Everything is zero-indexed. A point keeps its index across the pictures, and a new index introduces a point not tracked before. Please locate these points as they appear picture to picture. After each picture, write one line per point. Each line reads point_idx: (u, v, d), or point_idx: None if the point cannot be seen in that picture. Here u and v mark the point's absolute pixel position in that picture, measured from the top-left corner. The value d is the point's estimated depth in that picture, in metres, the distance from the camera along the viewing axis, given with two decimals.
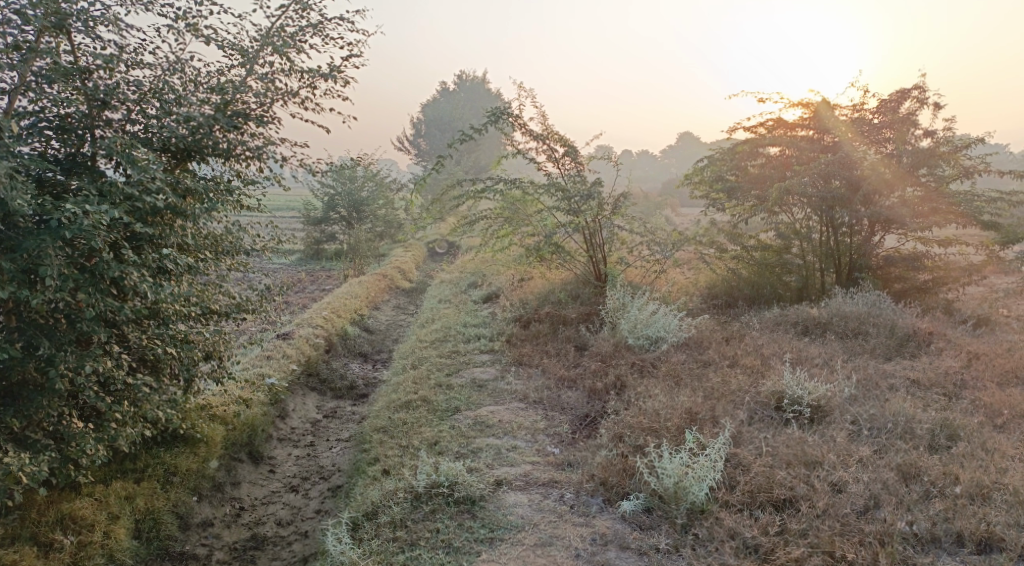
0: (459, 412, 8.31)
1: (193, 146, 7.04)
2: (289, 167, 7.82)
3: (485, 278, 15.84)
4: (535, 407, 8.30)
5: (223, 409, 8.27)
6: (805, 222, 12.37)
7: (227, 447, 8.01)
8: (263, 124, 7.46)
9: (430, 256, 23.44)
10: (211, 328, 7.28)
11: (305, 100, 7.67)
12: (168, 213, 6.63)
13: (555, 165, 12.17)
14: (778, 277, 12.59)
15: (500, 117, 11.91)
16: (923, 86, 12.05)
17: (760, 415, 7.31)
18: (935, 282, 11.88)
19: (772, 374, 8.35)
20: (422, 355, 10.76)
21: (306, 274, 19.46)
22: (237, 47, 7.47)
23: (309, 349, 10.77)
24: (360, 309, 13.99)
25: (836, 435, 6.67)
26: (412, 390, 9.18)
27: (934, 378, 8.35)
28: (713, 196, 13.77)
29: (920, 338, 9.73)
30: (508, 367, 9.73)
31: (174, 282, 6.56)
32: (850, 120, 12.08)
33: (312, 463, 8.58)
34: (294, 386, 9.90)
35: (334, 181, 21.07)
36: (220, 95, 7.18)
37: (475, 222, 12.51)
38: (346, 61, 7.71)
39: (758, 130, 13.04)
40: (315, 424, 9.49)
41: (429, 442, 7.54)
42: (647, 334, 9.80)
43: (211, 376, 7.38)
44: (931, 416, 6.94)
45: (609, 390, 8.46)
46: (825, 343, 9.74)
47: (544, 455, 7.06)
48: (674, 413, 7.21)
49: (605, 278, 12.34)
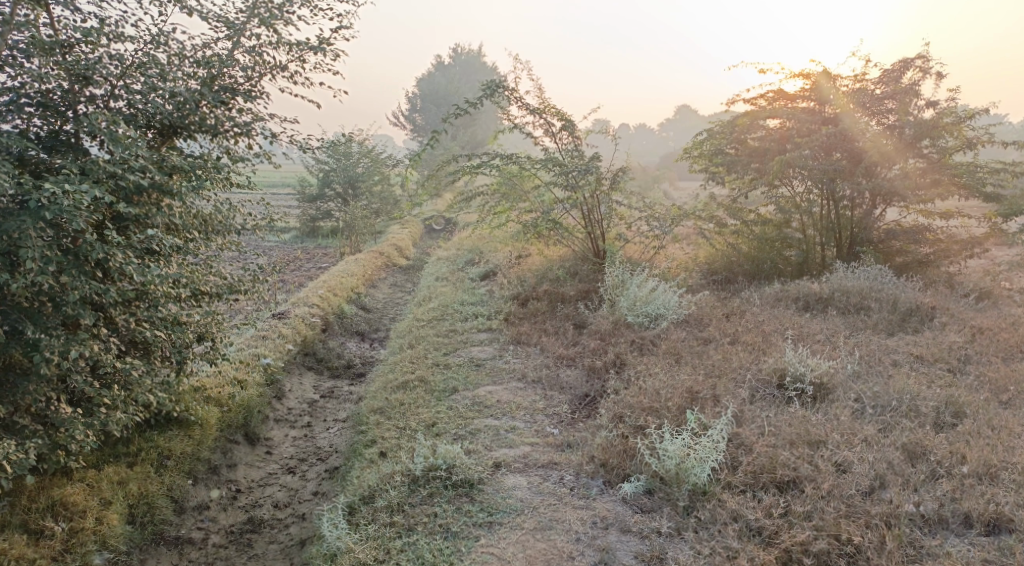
0: (456, 392, 8.21)
1: (179, 123, 6.90)
2: (280, 144, 7.64)
3: (482, 255, 15.70)
4: (534, 387, 8.19)
5: (217, 391, 8.16)
6: (806, 195, 12.21)
7: (223, 429, 7.91)
8: (252, 99, 7.29)
9: (428, 233, 23.28)
10: (203, 310, 7.13)
11: (294, 74, 7.48)
12: (154, 192, 6.46)
13: (553, 140, 11.96)
14: (778, 252, 12.45)
15: (496, 90, 11.67)
16: (926, 55, 11.81)
17: (762, 394, 7.20)
18: (937, 255, 11.75)
19: (773, 351, 8.25)
20: (419, 334, 10.64)
21: (302, 251, 19.30)
22: (224, 20, 7.26)
23: (306, 328, 10.65)
24: (357, 287, 13.85)
25: (840, 414, 6.57)
26: (410, 370, 9.07)
27: (938, 353, 8.25)
28: (712, 169, 13.57)
29: (923, 313, 9.62)
30: (506, 346, 9.61)
31: (162, 263, 6.40)
32: (851, 91, 11.86)
33: (309, 445, 8.50)
34: (291, 366, 9.79)
35: (329, 157, 20.85)
36: (206, 69, 7.03)
37: (472, 199, 12.33)
38: (335, 32, 7.51)
39: (759, 103, 12.75)
40: (312, 405, 9.39)
41: (427, 423, 7.43)
42: (646, 311, 9.67)
43: (205, 358, 7.25)
44: (935, 393, 6.84)
45: (608, 368, 8.35)
46: (826, 319, 9.63)
47: (543, 436, 6.96)
48: (675, 392, 7.11)
49: (604, 254, 12.20)
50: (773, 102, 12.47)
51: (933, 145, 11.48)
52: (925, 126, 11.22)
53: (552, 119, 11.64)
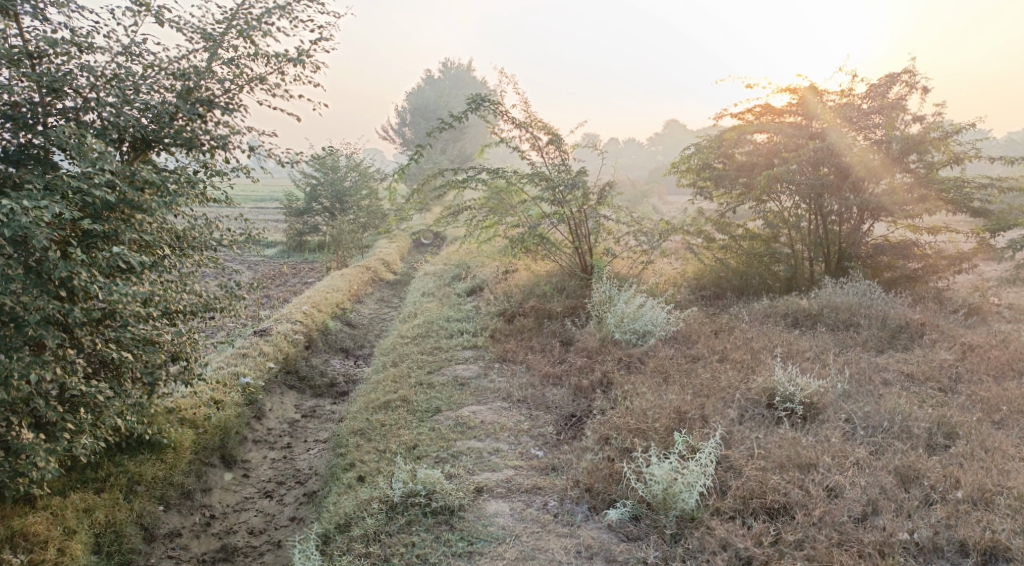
0: (439, 412, 8.01)
1: (153, 136, 6.74)
2: (257, 158, 7.47)
3: (469, 270, 15.52)
4: (519, 407, 8.00)
5: (192, 412, 7.95)
6: (794, 210, 12.11)
7: (198, 452, 7.68)
8: (229, 113, 7.11)
9: (416, 247, 23.09)
10: (177, 329, 6.98)
11: (274, 87, 7.32)
12: (123, 208, 6.26)
13: (539, 154, 11.83)
14: (767, 267, 12.34)
15: (481, 104, 11.53)
16: (912, 69, 11.78)
17: (751, 413, 7.04)
18: (926, 270, 11.66)
19: (763, 370, 8.10)
20: (403, 351, 10.44)
21: (288, 266, 19.08)
22: (202, 32, 7.11)
23: (288, 345, 10.42)
24: (342, 303, 13.62)
25: (830, 435, 6.41)
26: (392, 389, 8.87)
27: (929, 371, 8.13)
28: (700, 184, 13.47)
29: (913, 330, 9.50)
30: (492, 364, 9.42)
31: (130, 281, 6.20)
32: (838, 106, 11.81)
33: (288, 467, 8.28)
34: (271, 385, 9.56)
35: (316, 171, 20.68)
36: (183, 82, 6.87)
37: (458, 213, 12.17)
38: (315, 44, 7.37)
39: (746, 117, 12.72)
40: (293, 425, 9.17)
41: (408, 445, 7.23)
42: (634, 328, 9.51)
43: (179, 379, 7.06)
44: (927, 413, 6.71)
45: (595, 387, 8.17)
46: (815, 335, 9.50)
47: (527, 459, 6.78)
48: (662, 412, 6.94)
49: (591, 270, 12.05)
50: (760, 116, 12.40)
51: (921, 160, 11.43)
52: (912, 141, 11.17)
53: (539, 133, 11.50)
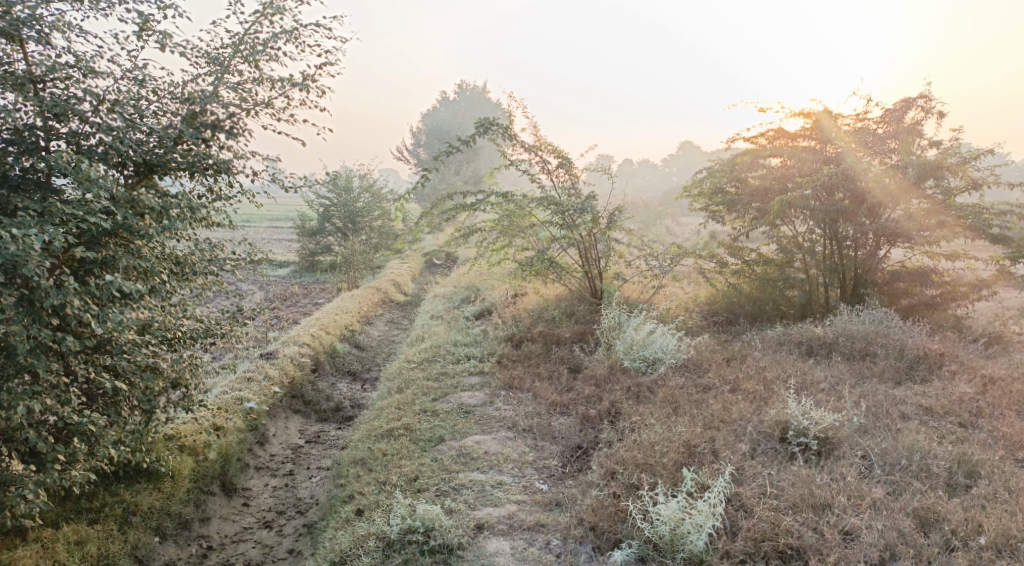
0: (443, 442, 7.82)
1: (157, 161, 6.61)
2: (261, 182, 7.36)
3: (479, 292, 15.37)
4: (524, 437, 7.80)
5: (192, 438, 7.80)
6: (808, 236, 11.92)
7: (196, 480, 7.53)
8: (233, 137, 7.01)
9: (428, 268, 22.96)
10: (177, 355, 6.88)
11: (278, 111, 7.22)
12: (121, 234, 6.20)
13: (549, 177, 11.69)
14: (780, 293, 12.12)
15: (490, 128, 11.44)
16: (929, 94, 11.60)
17: (763, 447, 6.82)
18: (943, 298, 11.41)
19: (775, 401, 7.88)
20: (409, 376, 10.27)
21: (299, 286, 19.00)
22: (209, 56, 7.05)
23: (294, 368, 10.28)
24: (351, 324, 13.48)
25: (846, 473, 6.18)
26: (395, 417, 8.69)
27: (948, 405, 7.87)
28: (712, 208, 13.29)
29: (931, 360, 9.24)
30: (498, 391, 9.23)
31: (125, 310, 6.15)
32: (853, 130, 11.65)
33: (289, 495, 8.12)
34: (276, 410, 9.41)
35: (329, 191, 20.67)
36: (188, 107, 6.79)
37: (467, 236, 12.04)
38: (320, 68, 7.28)
39: (759, 141, 12.57)
40: (296, 451, 9.01)
41: (409, 477, 7.05)
42: (643, 356, 9.31)
43: (178, 406, 6.93)
44: (947, 450, 6.47)
45: (603, 417, 7.97)
46: (830, 365, 9.26)
47: (531, 493, 6.59)
48: (671, 445, 6.72)
49: (602, 295, 11.86)
50: (774, 140, 12.25)
51: (938, 186, 11.21)
52: (929, 166, 10.96)
53: (548, 157, 11.38)
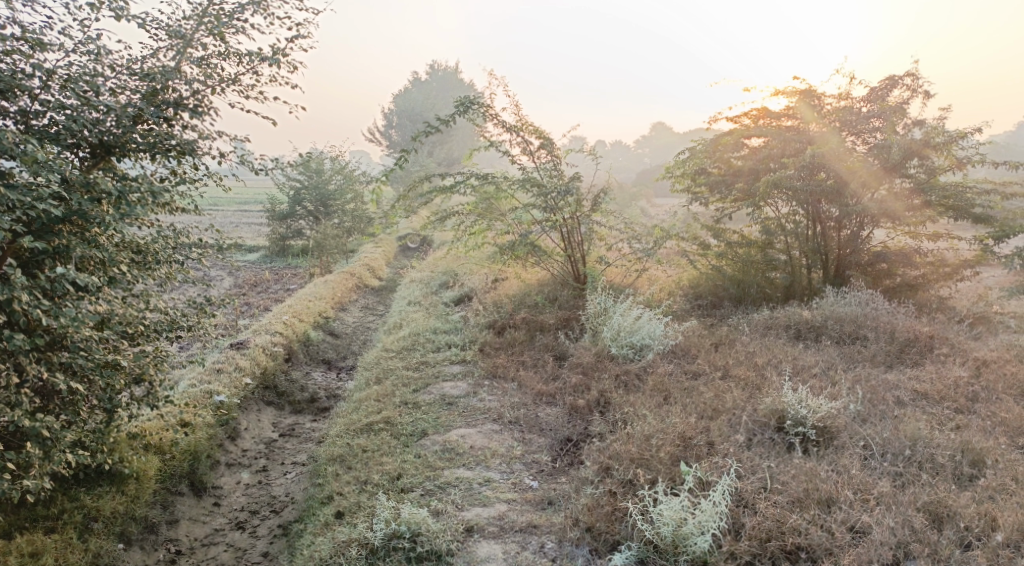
0: (426, 436, 7.47)
1: (112, 141, 6.14)
2: (228, 163, 6.89)
3: (457, 277, 14.96)
4: (511, 429, 7.48)
5: (158, 437, 7.43)
6: (791, 217, 11.69)
7: (163, 481, 7.21)
8: (198, 116, 6.54)
9: (403, 252, 22.39)
10: (138, 349, 6.49)
11: (247, 88, 6.77)
12: (74, 220, 5.77)
13: (531, 158, 11.30)
14: (763, 275, 11.76)
15: (470, 107, 11.00)
16: (914, 72, 11.37)
17: (759, 438, 6.57)
18: (926, 278, 11.26)
19: (768, 389, 7.62)
20: (387, 366, 9.88)
21: (269, 272, 18.40)
22: (170, 29, 6.55)
23: (266, 359, 9.81)
24: (325, 311, 13.01)
25: (849, 464, 5.96)
26: (375, 410, 8.31)
27: (944, 390, 7.64)
28: (694, 190, 12.94)
29: (923, 343, 9.01)
30: (482, 382, 8.87)
31: (78, 305, 5.79)
32: (837, 109, 11.39)
33: (263, 493, 7.79)
34: (248, 402, 8.98)
35: (299, 174, 20.09)
36: (148, 83, 6.31)
37: (445, 219, 11.61)
38: (291, 42, 6.81)
39: (742, 121, 12.26)
40: (270, 445, 8.62)
41: (392, 476, 6.70)
42: (631, 342, 9.00)
43: (144, 403, 6.57)
44: (949, 439, 6.27)
45: (592, 408, 7.66)
46: (820, 349, 9.03)
47: (521, 491, 6.33)
48: (666, 438, 6.45)
49: (585, 279, 11.50)
50: (758, 120, 11.95)
51: (921, 165, 11.00)
52: (913, 145, 10.74)
53: (530, 137, 10.99)
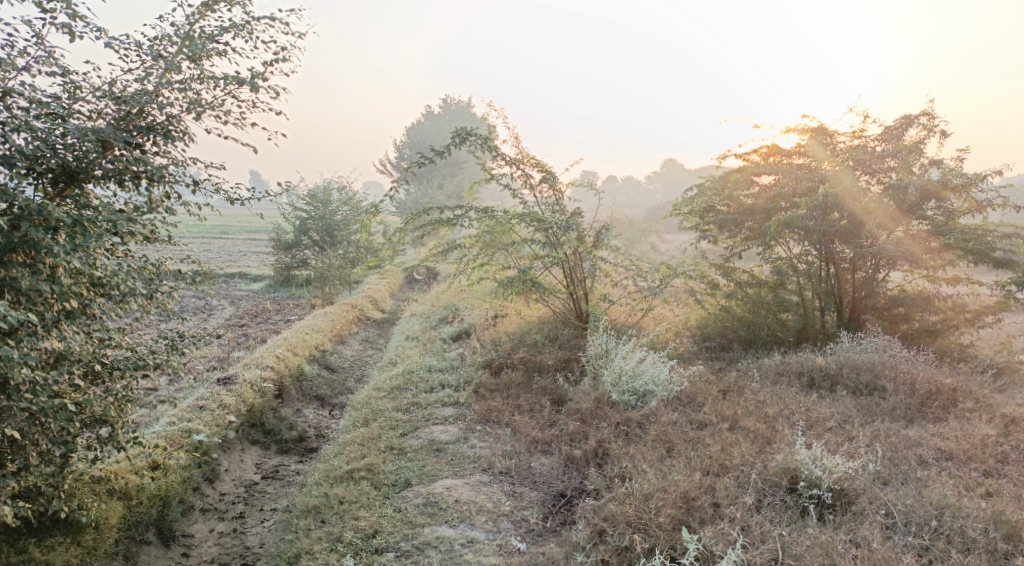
0: (409, 487, 6.95)
1: (78, 166, 5.79)
2: (205, 192, 6.50)
3: (458, 312, 14.44)
4: (501, 481, 6.94)
5: (124, 481, 6.98)
6: (804, 257, 11.09)
7: (127, 529, 6.79)
8: (172, 141, 6.17)
9: (408, 284, 21.92)
10: (99, 391, 6.18)
11: (227, 113, 6.37)
12: (24, 249, 5.50)
13: (532, 192, 10.87)
14: (774, 316, 11.16)
15: (468, 138, 10.60)
16: (931, 111, 10.93)
17: (770, 500, 6.06)
18: (945, 324, 10.69)
19: (780, 444, 7.06)
20: (377, 406, 9.35)
21: (271, 302, 17.96)
22: (148, 50, 6.19)
23: (253, 395, 9.27)
24: (322, 344, 12.53)
25: (868, 536, 5.58)
26: (357, 456, 7.79)
27: (971, 450, 7.05)
28: (703, 228, 12.39)
29: (945, 397, 8.41)
30: (473, 426, 8.32)
31: (17, 345, 5.41)
32: (850, 147, 10.96)
33: (236, 543, 7.30)
34: (230, 441, 8.46)
35: (306, 203, 19.73)
36: (119, 106, 5.97)
37: (447, 253, 11.14)
38: (271, 66, 6.39)
39: (751, 158, 11.85)
40: (249, 489, 8.09)
41: (366, 533, 6.31)
42: (633, 388, 8.43)
43: (102, 447, 6.22)
44: (978, 507, 5.77)
45: (589, 459, 7.11)
46: (835, 400, 8.46)
47: (507, 554, 5.95)
48: (667, 499, 6.01)
49: (587, 318, 10.98)
50: (769, 158, 11.54)
51: (938, 208, 10.53)
52: (930, 186, 10.33)
53: (531, 171, 10.58)
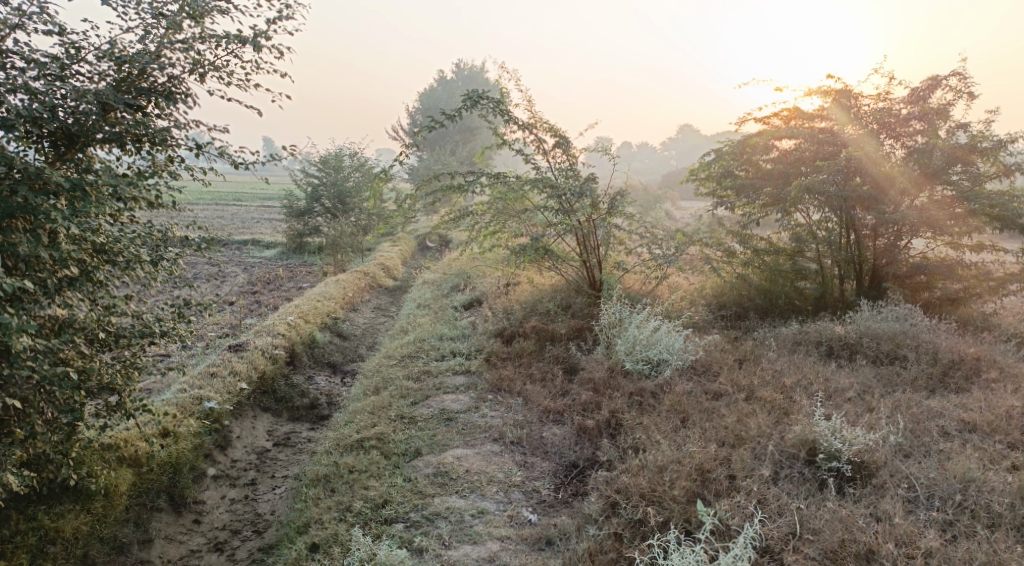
0: (419, 457, 6.86)
1: (78, 130, 5.63)
2: (209, 156, 6.33)
3: (470, 280, 14.29)
4: (512, 451, 6.83)
5: (134, 448, 6.92)
6: (823, 224, 10.89)
7: (137, 497, 6.73)
8: (173, 103, 5.99)
9: (420, 251, 21.77)
10: (104, 359, 6.08)
11: (229, 74, 6.17)
12: (24, 214, 5.35)
13: (545, 157, 10.63)
14: (791, 284, 10.97)
15: (480, 101, 10.33)
16: (960, 73, 10.56)
17: (788, 472, 5.92)
18: (968, 292, 10.44)
19: (797, 415, 6.91)
20: (388, 375, 9.24)
21: (284, 269, 17.86)
22: (148, 8, 5.98)
23: (264, 362, 9.18)
24: (334, 312, 12.42)
25: (890, 511, 5.44)
26: (368, 424, 7.70)
27: (996, 421, 6.85)
28: (720, 194, 12.11)
29: (968, 366, 8.20)
30: (485, 396, 8.20)
31: (17, 312, 5.29)
32: (874, 110, 10.53)
33: (247, 511, 7.26)
34: (242, 408, 8.39)
35: (317, 170, 19.54)
36: (119, 66, 5.79)
37: (459, 220, 10.94)
38: (274, 23, 6.14)
39: (771, 122, 11.52)
40: (261, 456, 8.03)
41: (376, 504, 6.23)
42: (647, 357, 8.26)
43: (108, 415, 6.14)
44: (1005, 481, 5.61)
45: (602, 430, 6.98)
46: (854, 370, 8.28)
47: (518, 526, 5.86)
48: (682, 470, 5.88)
49: (601, 286, 10.81)
50: (789, 121, 11.20)
51: (964, 172, 10.19)
52: (957, 151, 10.03)
53: (544, 135, 10.33)
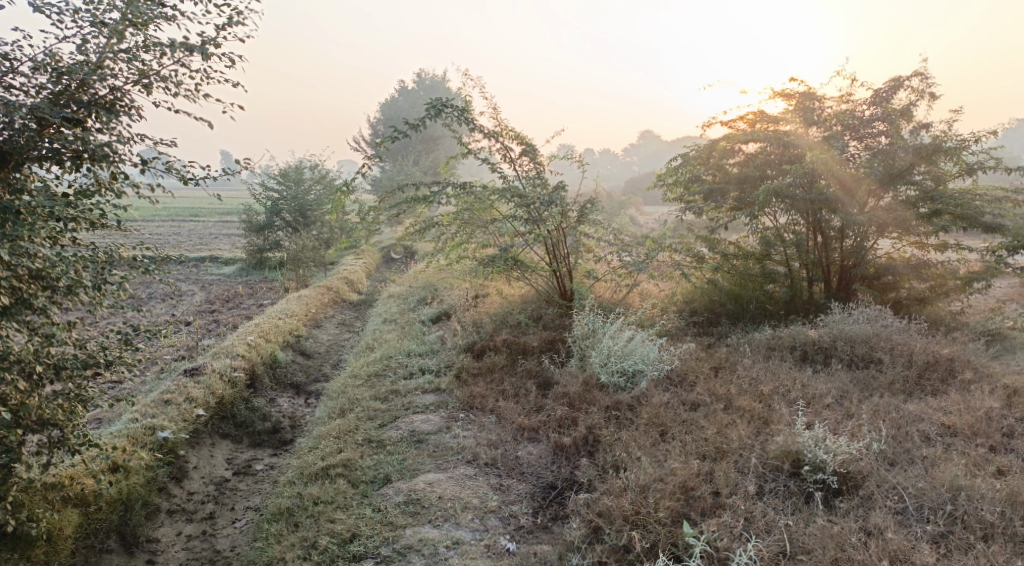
0: (389, 484, 6.54)
1: (11, 147, 5.24)
2: (155, 172, 5.93)
3: (437, 293, 13.95)
4: (487, 474, 6.54)
5: (83, 485, 6.50)
6: (790, 227, 10.79)
7: (84, 538, 6.35)
8: (116, 117, 5.60)
9: (385, 263, 21.35)
10: (47, 393, 5.66)
11: (176, 85, 5.81)
12: None
13: (512, 166, 10.37)
14: (761, 288, 10.82)
15: (443, 110, 10.05)
16: (921, 74, 10.56)
17: (773, 487, 5.72)
18: (936, 291, 10.40)
19: (778, 424, 6.72)
20: (354, 395, 8.88)
21: (244, 286, 17.34)
22: (85, 15, 5.59)
23: (224, 386, 8.75)
24: (297, 329, 12.00)
25: (882, 524, 5.26)
26: (334, 450, 7.34)
27: (976, 424, 6.73)
28: (687, 199, 11.93)
29: (943, 368, 8.10)
30: (456, 414, 7.89)
31: None
32: (837, 112, 10.53)
33: (206, 547, 6.83)
34: (199, 436, 7.97)
35: (278, 184, 19.05)
36: (56, 79, 5.41)
37: (424, 231, 10.61)
38: (223, 30, 5.80)
39: (737, 126, 11.39)
40: (221, 486, 7.60)
41: (344, 538, 5.90)
42: (622, 368, 8.02)
43: (51, 453, 5.71)
44: (993, 487, 5.47)
45: (580, 447, 6.71)
46: (830, 374, 8.13)
47: (496, 555, 5.58)
48: (665, 489, 5.65)
49: (571, 295, 10.60)
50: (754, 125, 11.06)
51: (928, 172, 10.17)
52: (920, 151, 9.99)
53: (510, 143, 10.07)
